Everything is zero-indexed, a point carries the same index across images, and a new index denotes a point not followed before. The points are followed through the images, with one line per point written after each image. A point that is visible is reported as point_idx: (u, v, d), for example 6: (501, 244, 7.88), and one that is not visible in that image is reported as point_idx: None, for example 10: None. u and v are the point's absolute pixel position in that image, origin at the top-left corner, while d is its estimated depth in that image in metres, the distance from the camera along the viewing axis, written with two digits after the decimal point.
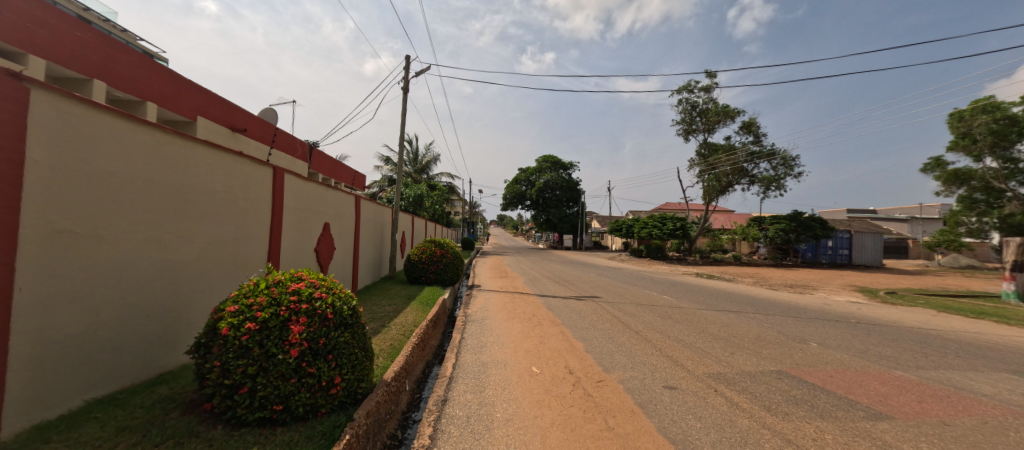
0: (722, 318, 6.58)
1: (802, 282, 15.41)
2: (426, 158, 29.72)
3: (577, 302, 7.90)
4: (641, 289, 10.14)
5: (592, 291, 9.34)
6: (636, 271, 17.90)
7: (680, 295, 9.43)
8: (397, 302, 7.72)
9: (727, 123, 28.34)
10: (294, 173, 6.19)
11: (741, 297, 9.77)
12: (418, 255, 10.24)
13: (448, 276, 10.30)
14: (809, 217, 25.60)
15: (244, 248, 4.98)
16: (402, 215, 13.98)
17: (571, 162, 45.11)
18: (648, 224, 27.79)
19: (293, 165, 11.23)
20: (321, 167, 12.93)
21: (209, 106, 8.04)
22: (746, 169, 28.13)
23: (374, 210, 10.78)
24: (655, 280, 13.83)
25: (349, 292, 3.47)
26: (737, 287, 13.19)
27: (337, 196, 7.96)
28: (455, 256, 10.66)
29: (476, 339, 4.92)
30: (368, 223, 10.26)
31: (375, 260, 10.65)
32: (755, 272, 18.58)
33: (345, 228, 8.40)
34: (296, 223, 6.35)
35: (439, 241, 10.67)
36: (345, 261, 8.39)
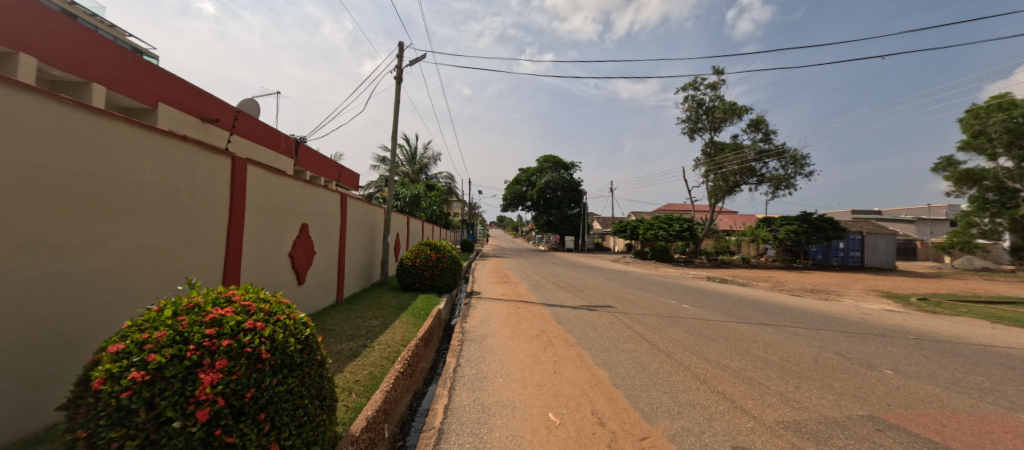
0: (762, 334, 5.65)
1: (822, 287, 14.48)
2: (424, 158, 28.79)
3: (588, 313, 6.97)
4: (656, 296, 9.22)
5: (604, 299, 8.42)
6: (645, 275, 16.96)
7: (701, 303, 8.51)
8: (386, 314, 6.80)
9: (735, 121, 27.50)
10: (261, 165, 5.26)
11: (768, 305, 8.86)
12: (411, 259, 9.33)
13: (443, 283, 9.35)
14: (820, 217, 24.72)
15: (188, 254, 4.05)
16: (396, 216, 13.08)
17: (572, 162, 44.23)
18: (653, 225, 26.84)
19: (276, 161, 10.34)
20: (309, 163, 12.04)
21: (174, 92, 7.11)
22: (754, 168, 27.23)
23: (365, 209, 9.84)
24: (667, 285, 12.92)
25: (301, 318, 2.55)
26: (756, 292, 12.28)
27: (318, 193, 7.02)
28: (452, 261, 9.70)
29: (474, 366, 3.97)
30: (357, 224, 9.33)
31: (364, 265, 9.73)
32: (769, 276, 17.68)
33: (328, 229, 7.47)
34: (265, 224, 5.42)
35: (435, 243, 9.72)
36: (329, 267, 7.46)
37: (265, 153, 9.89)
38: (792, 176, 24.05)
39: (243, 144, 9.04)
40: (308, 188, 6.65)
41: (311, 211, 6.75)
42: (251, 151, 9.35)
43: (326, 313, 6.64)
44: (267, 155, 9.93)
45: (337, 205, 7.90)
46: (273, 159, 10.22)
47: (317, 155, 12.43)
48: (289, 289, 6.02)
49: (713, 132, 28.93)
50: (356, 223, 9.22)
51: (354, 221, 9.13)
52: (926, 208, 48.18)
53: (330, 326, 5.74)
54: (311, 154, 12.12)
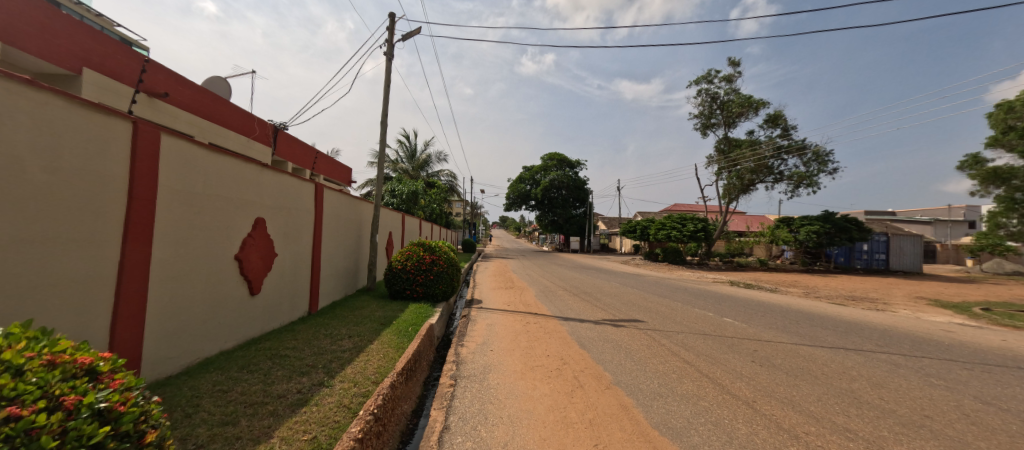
0: (854, 365, 4.27)
1: (861, 294, 13.03)
2: (424, 154, 27.46)
3: (615, 330, 5.62)
4: (687, 307, 7.85)
5: (628, 312, 7.06)
6: (661, 279, 15.52)
7: (745, 316, 7.12)
8: (365, 331, 5.46)
9: (751, 116, 26.06)
10: (190, 138, 3.93)
11: (823, 318, 7.48)
12: (401, 262, 8.00)
13: (438, 291, 7.99)
14: (843, 218, 23.29)
15: (49, 255, 2.71)
16: (389, 212, 11.80)
17: (578, 161, 42.86)
18: (665, 225, 25.37)
19: (249, 149, 9.04)
20: (289, 153, 10.74)
21: (109, 59, 5.82)
22: (772, 165, 25.76)
23: (349, 203, 8.49)
24: (691, 291, 11.57)
25: (86, 410, 1.19)
26: (793, 300, 10.89)
27: (282, 181, 5.69)
28: (449, 266, 8.32)
29: (470, 432, 2.60)
30: (339, 221, 7.99)
31: (348, 269, 8.41)
32: (795, 281, 16.26)
33: (297, 225, 6.13)
34: (198, 218, 4.09)
35: (429, 243, 8.31)
36: (297, 273, 6.13)
37: (234, 139, 8.57)
38: (815, 173, 22.57)
39: (205, 126, 7.74)
40: (267, 174, 5.32)
41: (272, 203, 5.42)
42: (216, 136, 8.05)
43: (288, 332, 5.29)
44: (237, 140, 8.62)
45: (309, 197, 6.56)
46: (245, 147, 8.93)
47: (299, 143, 11.12)
48: (235, 302, 4.69)
49: (728, 127, 27.46)
50: (337, 219, 7.89)
51: (336, 217, 7.81)
52: (945, 209, 46.38)
53: (285, 353, 4.39)
54: (291, 142, 10.81)
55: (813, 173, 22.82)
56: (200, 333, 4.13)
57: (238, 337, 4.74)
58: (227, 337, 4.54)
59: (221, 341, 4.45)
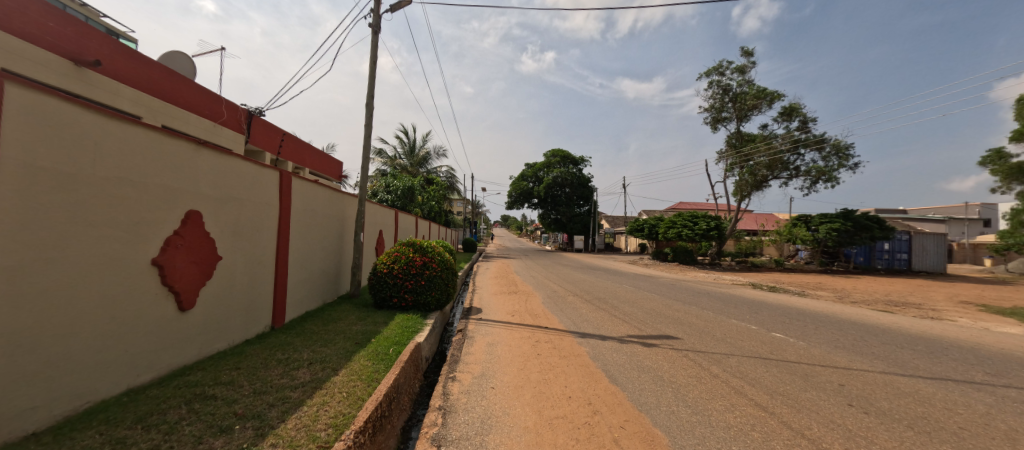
0: (994, 412, 3.10)
1: (900, 299, 11.84)
2: (423, 150, 26.32)
3: (649, 353, 4.46)
4: (722, 318, 6.69)
5: (656, 326, 5.91)
6: (676, 281, 14.35)
7: (796, 331, 5.95)
8: (332, 354, 4.33)
9: (765, 108, 24.84)
10: (63, 96, 2.77)
11: (884, 331, 6.33)
12: (387, 265, 6.86)
13: (430, 299, 6.84)
14: (864, 215, 22.07)
15: None
16: (381, 209, 10.71)
17: (582, 157, 41.65)
18: (676, 224, 24.10)
19: (214, 134, 7.87)
20: (263, 141, 9.59)
21: (15, 16, 4.66)
22: (787, 161, 24.54)
23: (329, 196, 7.35)
24: (714, 296, 10.41)
25: None
26: (831, 306, 9.72)
27: (229, 164, 4.53)
28: (443, 269, 7.16)
29: None
30: (317, 217, 6.85)
31: (327, 273, 7.27)
32: (821, 284, 15.07)
33: (254, 222, 5.00)
34: (85, 208, 2.93)
35: (420, 243, 7.18)
36: (253, 280, 4.99)
37: (195, 123, 7.40)
38: (835, 168, 21.35)
39: (155, 106, 6.58)
40: (207, 154, 4.17)
41: (214, 193, 4.28)
42: (171, 119, 6.89)
43: (235, 357, 4.15)
44: (197, 123, 7.43)
45: (273, 187, 5.42)
46: (209, 132, 7.75)
47: (275, 131, 10.00)
48: (155, 322, 3.56)
49: (740, 121, 26.29)
50: (314, 214, 6.74)
51: (313, 212, 6.67)
52: (960, 207, 44.99)
53: (214, 393, 3.24)
54: (265, 128, 9.66)
55: (833, 168, 21.58)
56: (91, 368, 2.99)
57: (158, 368, 3.59)
58: (141, 369, 3.41)
59: (130, 376, 3.31)
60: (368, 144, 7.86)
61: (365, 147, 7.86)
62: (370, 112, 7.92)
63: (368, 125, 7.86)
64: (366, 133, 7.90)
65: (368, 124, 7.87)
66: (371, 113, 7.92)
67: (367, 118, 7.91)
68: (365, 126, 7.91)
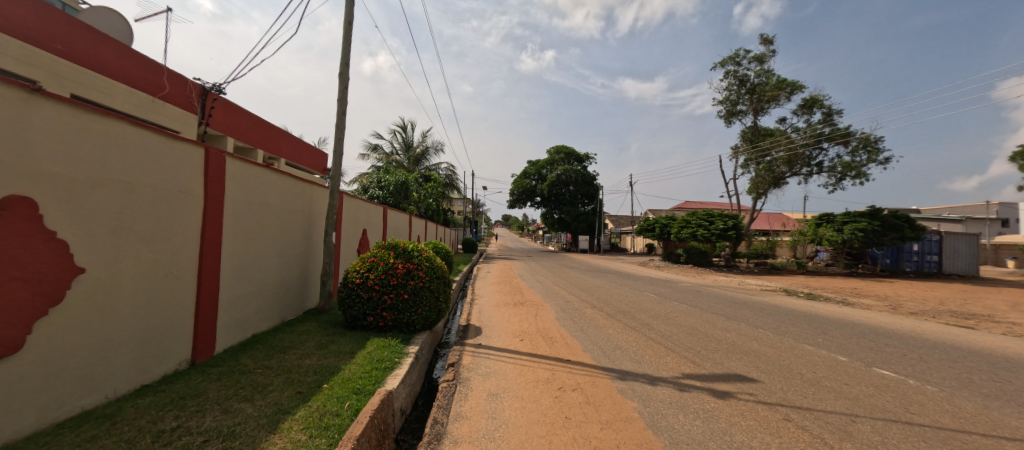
0: None
1: (963, 309, 10.29)
2: (421, 146, 24.93)
3: (735, 417, 2.92)
4: (790, 343, 5.20)
5: (714, 359, 4.41)
6: (699, 287, 12.85)
7: (900, 365, 4.44)
8: (254, 416, 2.85)
9: (785, 100, 23.31)
10: None
11: (1008, 361, 4.81)
12: (360, 274, 5.36)
13: (415, 318, 5.33)
14: (894, 214, 20.45)
15: None
16: (364, 205, 9.27)
17: (587, 154, 40.14)
18: (690, 223, 22.58)
19: (151, 110, 6.44)
20: (224, 125, 8.13)
21: None
22: (809, 156, 22.98)
23: (291, 187, 5.87)
24: (754, 306, 8.88)
25: None
26: (895, 320, 8.18)
27: (106, 128, 3.03)
28: (433, 279, 5.64)
29: None
30: (272, 213, 5.38)
31: (287, 283, 5.78)
32: (860, 290, 13.52)
33: (157, 218, 3.50)
34: None
35: (404, 247, 5.69)
36: (155, 300, 3.50)
37: (123, 94, 5.96)
38: (863, 163, 19.80)
39: (61, 70, 5.14)
40: (56, 111, 2.67)
41: (72, 172, 2.78)
42: (85, 88, 5.43)
43: (96, 427, 2.65)
44: (126, 95, 5.99)
45: (194, 169, 3.92)
46: (144, 108, 6.30)
47: (239, 111, 8.55)
48: None
49: (756, 114, 24.81)
50: (267, 209, 5.26)
51: (265, 206, 5.20)
52: (980, 206, 43.20)
53: None
54: (227, 109, 8.20)
55: (861, 163, 20.03)
56: None
57: None
58: None
59: None
60: (342, 124, 6.38)
61: (338, 127, 6.37)
62: (345, 84, 6.44)
63: (342, 100, 6.38)
64: (339, 109, 6.40)
65: (342, 99, 6.39)
66: (346, 85, 6.43)
67: (342, 91, 6.42)
68: (338, 101, 6.43)
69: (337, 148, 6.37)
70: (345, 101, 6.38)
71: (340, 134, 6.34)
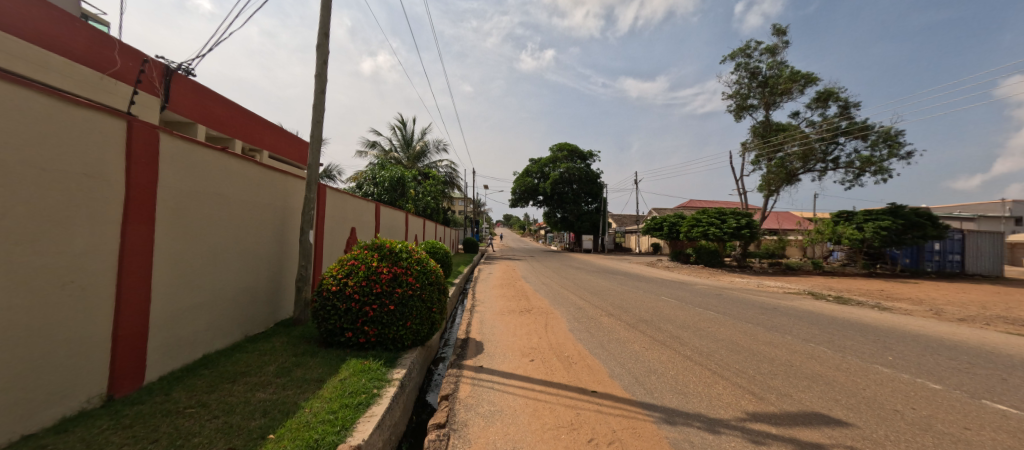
0: None
1: (1013, 315, 9.32)
2: (420, 143, 24.04)
3: None
4: (857, 364, 4.29)
5: (778, 389, 3.48)
6: (717, 290, 11.93)
7: (1011, 395, 3.51)
8: None
9: (799, 93, 22.33)
10: None
11: None
12: (336, 280, 4.45)
13: (402, 333, 4.40)
14: (915, 211, 19.48)
15: None
16: (353, 202, 8.39)
17: (590, 152, 39.17)
18: (701, 222, 21.63)
19: (101, 90, 5.55)
20: (193, 110, 7.24)
21: None
22: (824, 151, 22.01)
23: (259, 176, 4.97)
24: (787, 312, 7.94)
25: None
26: (951, 329, 7.22)
27: None
28: (425, 286, 4.71)
29: None
30: (233, 206, 4.49)
31: (252, 291, 4.87)
32: (890, 293, 12.56)
33: (50, 208, 2.60)
34: None
35: (391, 247, 4.79)
36: (49, 318, 2.59)
37: (61, 68, 5.08)
38: (884, 157, 18.85)
39: None
40: None
41: None
42: (13, 59, 4.54)
43: None
44: (67, 70, 5.12)
45: (112, 147, 3.03)
46: (91, 87, 5.43)
47: (211, 96, 7.66)
48: None
49: (768, 108, 23.85)
50: (225, 202, 4.36)
51: (223, 198, 4.31)
52: (995, 204, 42.06)
53: None
54: (197, 93, 7.32)
55: (881, 158, 19.08)
56: None
57: None
58: None
59: None
60: (320, 104, 5.48)
61: (316, 107, 5.48)
62: (324, 58, 5.54)
63: (320, 76, 5.48)
64: (317, 87, 5.51)
65: (321, 75, 5.49)
66: (325, 60, 5.54)
67: (320, 67, 5.53)
68: (316, 77, 5.53)
69: (314, 133, 5.47)
70: (324, 78, 5.49)
71: (319, 116, 5.44)
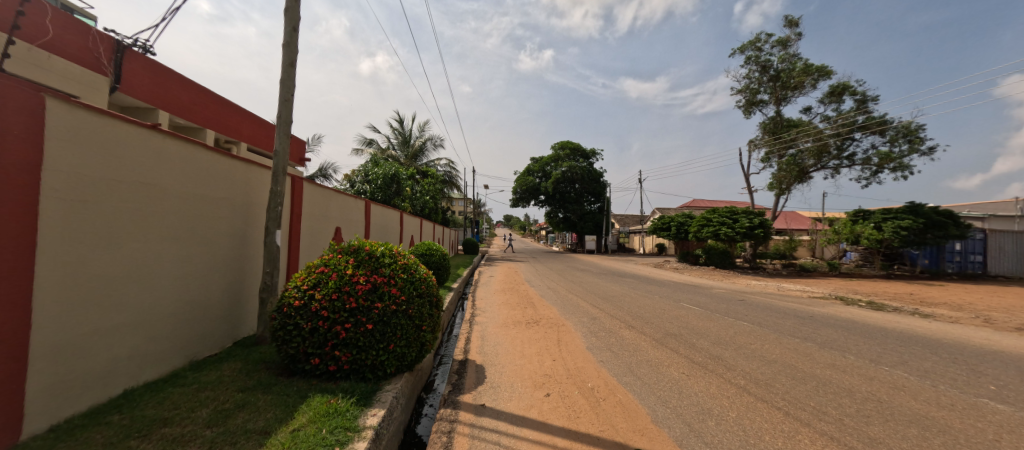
0: None
1: None
2: (418, 140, 23.13)
3: None
4: (957, 398, 3.39)
5: (885, 442, 2.58)
6: (737, 294, 11.02)
7: None
8: None
9: (812, 87, 21.45)
10: None
11: None
12: (300, 293, 3.52)
13: (383, 359, 3.49)
14: (935, 210, 18.63)
15: None
16: (338, 198, 7.49)
17: (593, 150, 38.29)
18: (711, 222, 20.71)
19: (32, 64, 4.64)
20: (154, 93, 6.36)
21: None
22: (839, 147, 21.11)
23: (211, 164, 4.08)
24: (828, 322, 7.02)
25: None
26: (1021, 342, 6.29)
27: None
28: (413, 298, 3.79)
29: None
30: (174, 201, 3.60)
31: (199, 305, 3.96)
32: (922, 297, 11.66)
33: None
34: None
35: (371, 251, 3.88)
36: None
37: None
38: (904, 153, 17.96)
39: None
40: None
41: None
42: None
43: None
44: None
45: None
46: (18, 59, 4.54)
47: (173, 78, 6.73)
48: None
49: (778, 103, 22.97)
50: (162, 196, 3.47)
51: (158, 189, 3.42)
52: (1008, 203, 41.05)
53: None
54: (157, 74, 6.43)
55: (901, 153, 18.19)
56: None
57: None
58: None
59: None
60: (290, 79, 4.60)
61: (284, 83, 4.59)
62: (294, 24, 4.66)
63: (289, 46, 4.60)
64: (286, 59, 4.62)
65: (289, 44, 4.61)
66: (294, 26, 4.65)
67: (289, 34, 4.65)
68: (284, 47, 4.64)
69: (282, 114, 4.59)
70: (293, 47, 4.60)
71: (287, 93, 4.57)
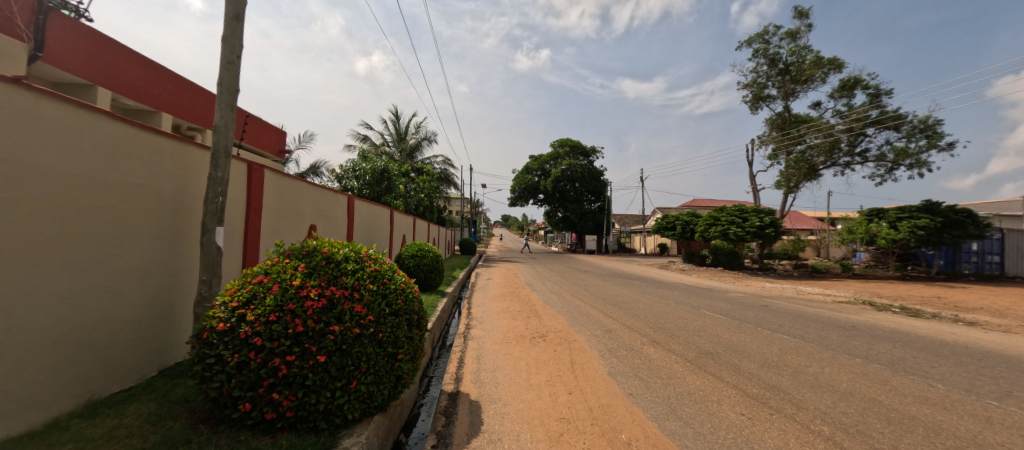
0: None
1: None
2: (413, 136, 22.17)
3: None
4: None
5: None
6: (757, 298, 10.13)
7: None
8: None
9: (823, 81, 20.63)
10: None
11: None
12: (226, 313, 2.55)
13: (339, 402, 2.55)
14: (952, 208, 17.82)
15: None
16: (314, 191, 6.53)
17: (593, 148, 37.41)
18: (718, 221, 19.86)
19: None
20: (92, 66, 5.41)
21: None
22: (850, 143, 20.28)
23: (123, 140, 3.11)
24: (876, 333, 6.11)
25: None
26: None
27: None
28: (383, 318, 2.85)
29: None
30: (60, 188, 2.64)
31: (104, 325, 3.01)
32: (953, 301, 10.81)
33: None
34: None
35: (328, 255, 2.92)
36: None
37: None
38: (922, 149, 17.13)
39: None
40: None
41: None
42: None
43: None
44: None
45: None
46: None
47: (117, 50, 5.80)
48: None
49: (787, 98, 22.15)
50: (38, 179, 2.50)
51: (29, 170, 2.45)
52: (1014, 202, 40.24)
53: None
54: (95, 44, 5.47)
55: (919, 149, 17.35)
56: None
57: None
58: None
59: None
60: (234, 36, 3.65)
61: (226, 42, 3.64)
62: None
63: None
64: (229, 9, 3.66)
65: None
66: None
67: None
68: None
69: (224, 79, 3.63)
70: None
71: (231, 54, 3.62)
